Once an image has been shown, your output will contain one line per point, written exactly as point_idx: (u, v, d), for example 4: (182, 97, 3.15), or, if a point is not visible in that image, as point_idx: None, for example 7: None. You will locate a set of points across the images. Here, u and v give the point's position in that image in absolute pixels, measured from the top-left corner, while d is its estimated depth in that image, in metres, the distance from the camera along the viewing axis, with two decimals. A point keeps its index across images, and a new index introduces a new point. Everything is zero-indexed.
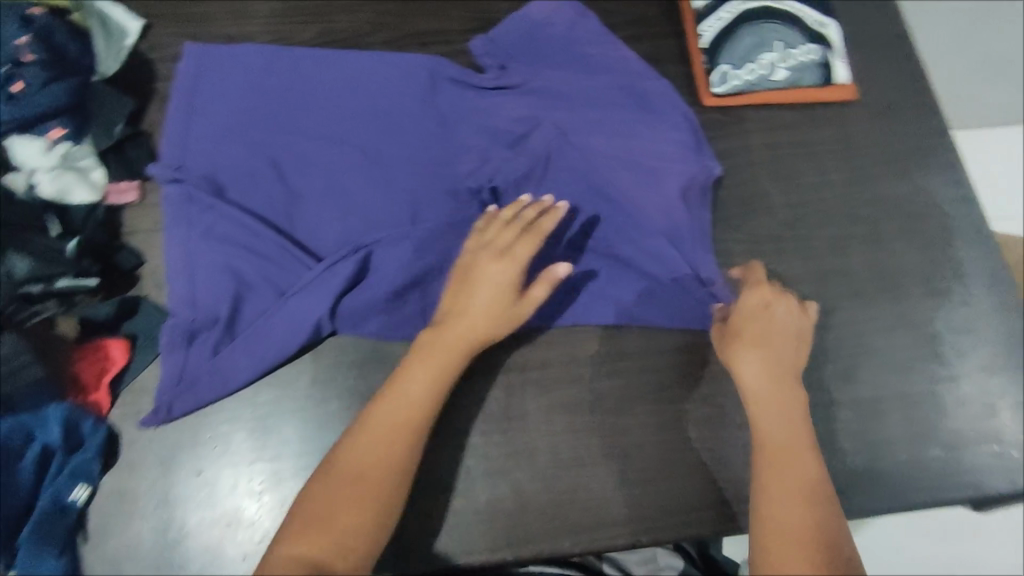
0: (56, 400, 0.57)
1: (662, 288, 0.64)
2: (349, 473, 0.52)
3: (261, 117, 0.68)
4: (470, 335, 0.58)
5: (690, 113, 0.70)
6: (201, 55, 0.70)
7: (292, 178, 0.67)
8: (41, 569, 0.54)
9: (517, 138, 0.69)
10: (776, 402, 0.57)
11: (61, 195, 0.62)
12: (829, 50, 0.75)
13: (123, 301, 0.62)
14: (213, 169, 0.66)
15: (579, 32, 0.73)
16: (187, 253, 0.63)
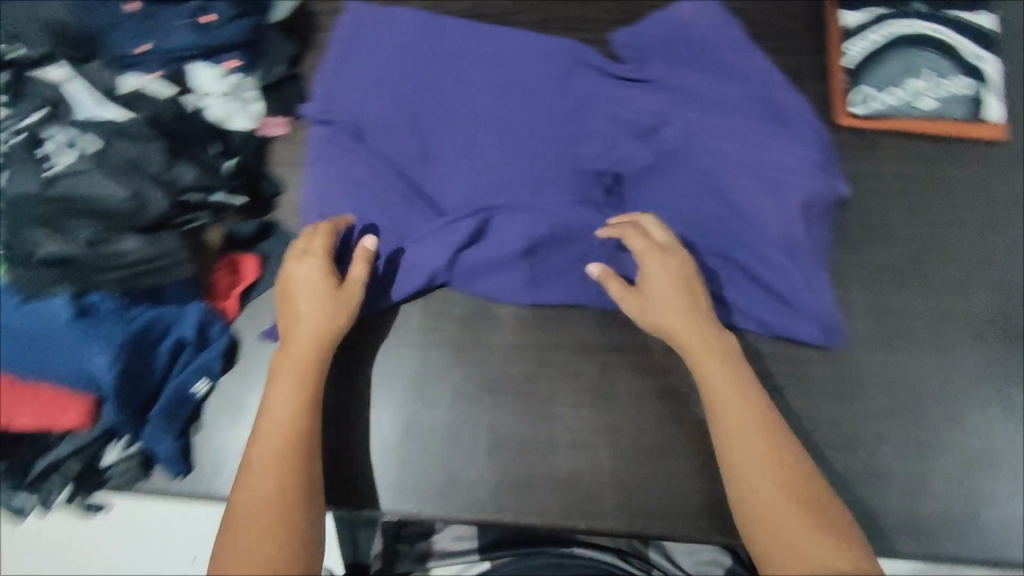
0: (196, 302, 0.61)
1: (768, 297, 0.65)
2: (273, 470, 0.52)
3: (405, 76, 0.72)
4: (309, 336, 0.58)
5: (822, 130, 0.70)
6: (361, 12, 0.74)
7: (426, 136, 0.70)
8: (161, 446, 0.60)
9: (646, 129, 0.69)
10: (719, 383, 0.56)
11: (224, 120, 0.68)
12: (983, 86, 0.72)
13: (262, 224, 0.67)
14: (357, 117, 0.70)
15: (723, 36, 0.73)
16: (324, 190, 0.68)
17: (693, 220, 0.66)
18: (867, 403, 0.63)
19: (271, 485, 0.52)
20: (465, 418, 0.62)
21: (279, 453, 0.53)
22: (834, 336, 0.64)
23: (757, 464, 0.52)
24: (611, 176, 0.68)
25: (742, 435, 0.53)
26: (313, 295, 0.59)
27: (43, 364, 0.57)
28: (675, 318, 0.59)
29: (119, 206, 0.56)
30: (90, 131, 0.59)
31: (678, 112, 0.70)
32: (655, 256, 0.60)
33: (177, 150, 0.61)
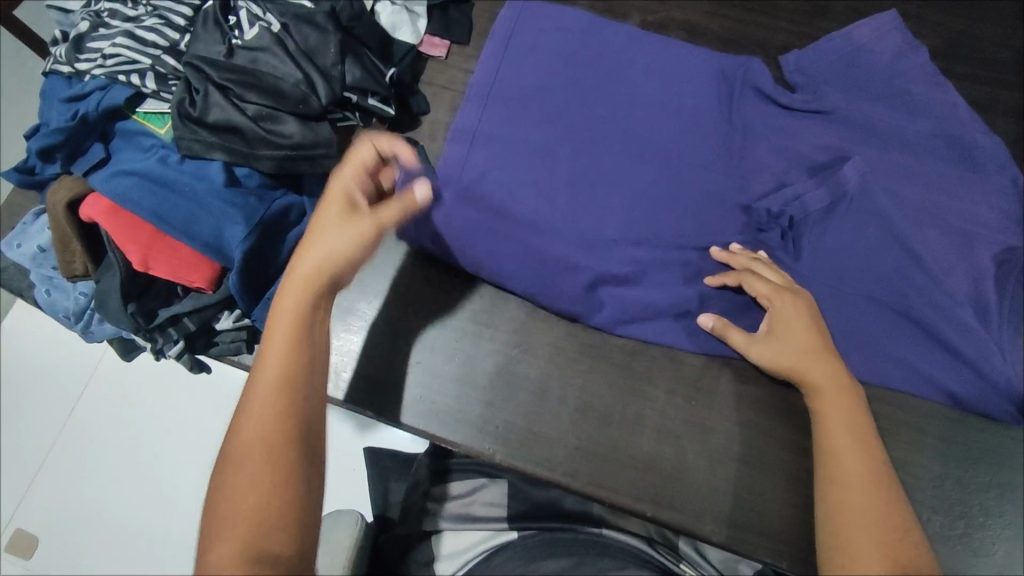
0: None
1: (903, 341, 0.60)
2: (253, 448, 0.43)
3: (569, 81, 0.69)
4: (315, 280, 0.50)
5: (1020, 178, 0.63)
6: (522, 11, 0.72)
7: (584, 145, 0.67)
8: (268, 326, 0.61)
9: (820, 167, 0.65)
10: (848, 441, 0.51)
11: (391, 29, 0.70)
12: None
13: (405, 142, 0.67)
14: (510, 127, 0.68)
15: (915, 53, 0.67)
16: (471, 206, 0.65)
17: (839, 238, 0.63)
18: (980, 472, 0.58)
19: (251, 448, 0.43)
20: (557, 374, 0.62)
21: (269, 413, 0.44)
22: (972, 396, 0.59)
23: (858, 495, 0.48)
24: (787, 220, 0.63)
25: (848, 465, 0.49)
26: (332, 225, 0.51)
27: (186, 220, 0.57)
28: (806, 361, 0.55)
29: (290, 90, 0.58)
30: (275, 10, 0.60)
31: (844, 118, 0.66)
32: (783, 297, 0.57)
33: (347, 46, 0.62)
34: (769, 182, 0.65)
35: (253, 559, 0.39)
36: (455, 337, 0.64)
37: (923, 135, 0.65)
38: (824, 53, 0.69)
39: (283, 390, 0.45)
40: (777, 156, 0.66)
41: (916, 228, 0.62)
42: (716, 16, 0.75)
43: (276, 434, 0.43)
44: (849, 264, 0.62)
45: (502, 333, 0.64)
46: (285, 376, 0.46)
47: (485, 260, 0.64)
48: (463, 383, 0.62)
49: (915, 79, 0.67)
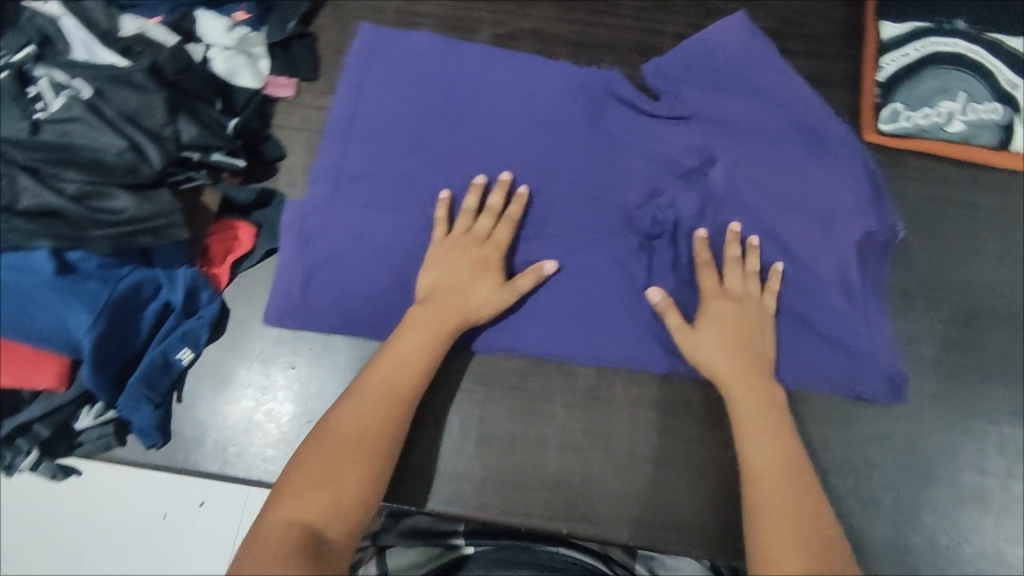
0: (186, 264, 0.59)
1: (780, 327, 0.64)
2: (344, 437, 0.52)
3: (430, 112, 0.68)
4: (451, 320, 0.57)
5: (870, 162, 0.68)
6: (371, 39, 0.70)
7: (452, 174, 0.66)
8: (138, 413, 0.57)
9: (688, 170, 0.67)
10: (766, 431, 0.54)
11: (229, 75, 0.66)
12: (1016, 114, 0.70)
13: (263, 193, 0.64)
14: (370, 167, 0.65)
15: (758, 47, 0.70)
16: (341, 257, 0.63)
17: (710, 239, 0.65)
18: (862, 428, 0.62)
19: (354, 431, 0.52)
20: (457, 409, 0.61)
21: (372, 412, 0.53)
22: (841, 370, 0.63)
23: (784, 519, 0.49)
24: (670, 224, 0.65)
25: (770, 484, 0.51)
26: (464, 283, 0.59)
27: (20, 317, 0.53)
28: (721, 359, 0.57)
29: (115, 160, 0.54)
30: (83, 75, 0.56)
31: (704, 119, 0.68)
32: (722, 301, 0.59)
33: (175, 102, 0.58)
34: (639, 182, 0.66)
35: (307, 533, 0.47)
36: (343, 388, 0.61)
37: (775, 124, 0.68)
38: (678, 56, 0.70)
39: (388, 400, 0.54)
40: (644, 163, 0.67)
41: (775, 219, 0.66)
42: (564, 19, 0.75)
43: (371, 435, 0.52)
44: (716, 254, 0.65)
45: None
46: (393, 398, 0.54)
47: (357, 317, 0.62)
48: None
49: (761, 74, 0.69)
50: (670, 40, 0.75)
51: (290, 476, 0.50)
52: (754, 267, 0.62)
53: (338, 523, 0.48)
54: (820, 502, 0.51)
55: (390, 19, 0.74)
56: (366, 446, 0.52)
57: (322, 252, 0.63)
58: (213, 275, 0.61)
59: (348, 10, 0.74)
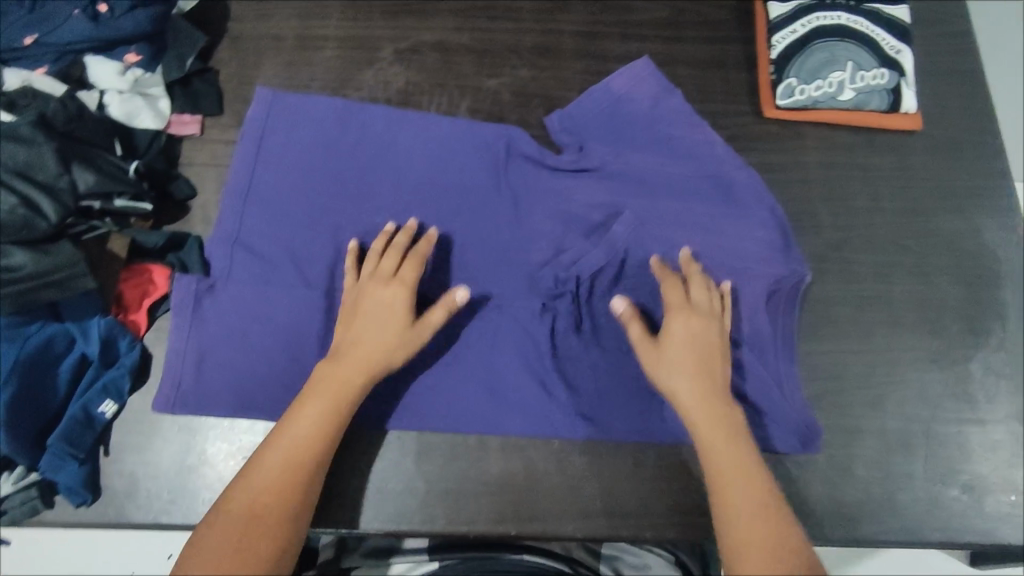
0: (99, 313, 0.58)
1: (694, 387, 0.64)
2: (250, 507, 0.51)
3: (336, 190, 0.67)
4: (358, 374, 0.57)
5: (777, 211, 0.70)
6: (272, 104, 0.69)
7: (355, 241, 0.66)
8: (65, 471, 0.55)
9: (595, 226, 0.69)
10: (723, 442, 0.56)
11: (128, 118, 0.65)
12: (902, 77, 0.74)
13: (174, 235, 0.63)
14: (270, 244, 0.65)
15: (658, 85, 0.72)
16: (239, 347, 0.61)
17: (624, 288, 0.67)
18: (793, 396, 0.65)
19: (262, 499, 0.52)
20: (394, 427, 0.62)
21: (281, 476, 0.53)
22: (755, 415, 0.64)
23: (753, 524, 0.52)
24: (575, 282, 0.66)
25: (738, 493, 0.54)
26: (372, 330, 0.59)
27: None
28: (682, 371, 0.59)
29: (5, 219, 0.53)
30: None
31: (613, 173, 0.70)
32: (684, 316, 0.61)
33: (69, 151, 0.57)
34: (546, 199, 0.69)
35: None
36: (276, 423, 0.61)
37: (682, 171, 0.70)
38: (585, 106, 0.72)
39: (298, 468, 0.54)
40: (552, 220, 0.69)
41: (683, 272, 0.67)
42: (464, 29, 0.76)
43: (281, 504, 0.52)
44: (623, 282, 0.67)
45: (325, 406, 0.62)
46: (298, 462, 0.54)
47: (264, 417, 0.60)
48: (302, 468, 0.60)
49: (663, 117, 0.72)
50: (569, 40, 0.77)
51: (191, 553, 0.50)
52: (709, 284, 0.64)
53: None
54: (781, 511, 0.53)
55: (292, 46, 0.74)
56: (273, 512, 0.52)
57: (227, 309, 0.62)
58: (131, 322, 0.61)
59: (249, 41, 0.74)
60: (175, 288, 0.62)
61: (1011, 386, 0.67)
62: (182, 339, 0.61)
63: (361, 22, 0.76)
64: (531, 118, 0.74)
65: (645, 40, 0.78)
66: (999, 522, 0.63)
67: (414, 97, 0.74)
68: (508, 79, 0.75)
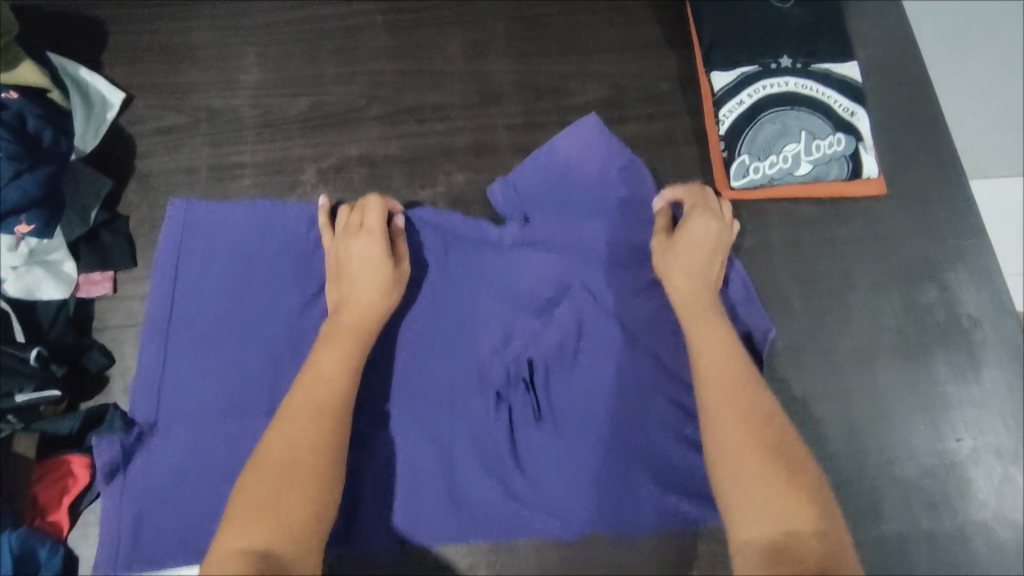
0: (9, 527, 0.52)
1: (672, 470, 0.59)
2: (280, 453, 0.47)
3: (262, 308, 0.62)
4: (365, 313, 0.56)
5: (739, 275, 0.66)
6: (184, 219, 0.63)
7: (288, 361, 0.60)
8: None
9: (545, 304, 0.63)
10: (714, 350, 0.55)
11: (28, 292, 0.59)
12: (859, 142, 0.69)
13: (89, 413, 0.57)
14: (195, 371, 0.60)
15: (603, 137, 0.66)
16: (174, 490, 0.57)
17: (583, 371, 0.61)
18: None
19: (297, 441, 0.48)
20: None
21: (312, 417, 0.49)
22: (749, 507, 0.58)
23: (740, 445, 0.48)
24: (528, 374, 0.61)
25: (724, 408, 0.50)
26: (367, 299, 0.57)
27: None
28: (687, 281, 0.59)
29: None
30: None
31: (559, 246, 0.65)
32: (703, 217, 0.60)
33: None
34: (489, 286, 0.64)
35: (259, 564, 0.42)
36: None
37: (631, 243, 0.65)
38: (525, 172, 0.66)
39: (321, 404, 0.50)
40: (499, 305, 0.63)
41: (641, 350, 0.61)
42: (392, 137, 0.71)
43: (314, 428, 0.49)
44: (580, 369, 0.61)
45: None
46: (315, 423, 0.49)
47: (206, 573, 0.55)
48: None
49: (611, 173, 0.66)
50: (505, 135, 0.72)
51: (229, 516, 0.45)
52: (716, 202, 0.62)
53: (295, 546, 0.44)
54: (780, 424, 0.50)
55: (206, 177, 0.69)
56: (303, 453, 0.48)
57: (154, 459, 0.57)
58: (51, 524, 0.56)
59: (158, 177, 0.69)
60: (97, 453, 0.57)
61: (1002, 461, 0.65)
62: (112, 504, 0.56)
63: (279, 142, 0.71)
64: None
65: None
66: None
67: None
68: (443, 187, 0.70)
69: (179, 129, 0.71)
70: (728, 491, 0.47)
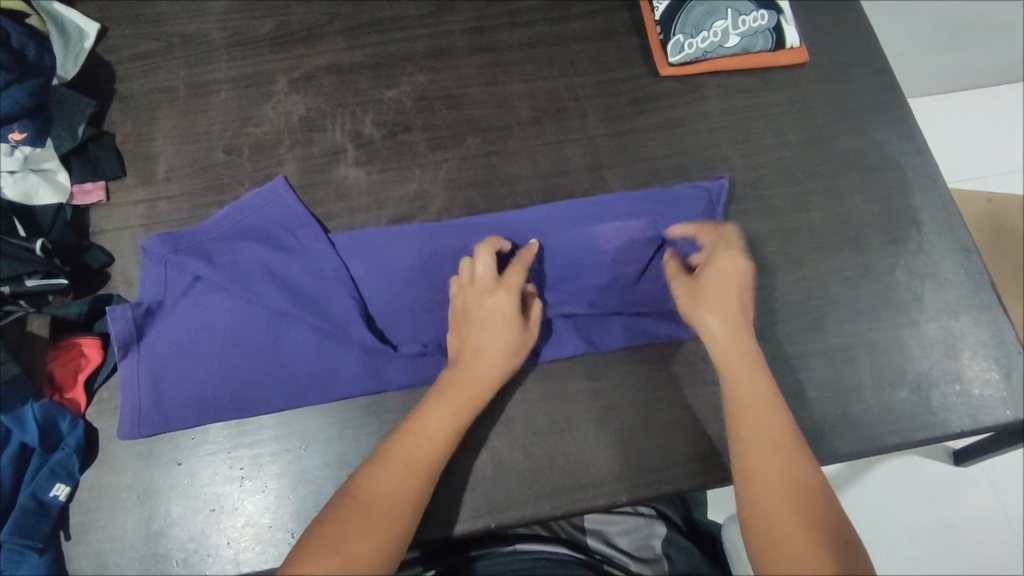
0: (35, 398, 0.57)
1: (644, 305, 0.66)
2: (374, 492, 0.51)
3: (250, 233, 0.66)
4: (493, 376, 0.58)
5: (720, 183, 0.71)
6: (270, 191, 0.67)
7: (287, 237, 0.66)
8: (26, 563, 0.55)
9: (508, 178, 0.71)
10: (760, 416, 0.55)
11: (27, 196, 0.64)
12: (780, 15, 0.76)
13: (95, 300, 0.62)
14: (200, 242, 0.65)
15: (665, 196, 0.70)
16: (185, 346, 0.62)
17: (555, 229, 0.68)
18: None
19: (395, 486, 0.52)
20: (351, 444, 0.61)
21: (412, 466, 0.53)
22: None
23: (796, 530, 0.49)
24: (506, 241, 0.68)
25: (774, 484, 0.52)
26: (492, 359, 0.58)
27: None
28: (733, 330, 0.60)
29: None
30: None
31: (534, 153, 0.72)
32: (729, 255, 0.63)
33: None
34: (460, 164, 0.71)
35: None
36: (240, 462, 0.60)
37: (586, 139, 0.73)
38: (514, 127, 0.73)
39: (435, 448, 0.55)
40: (473, 179, 0.71)
41: (605, 214, 0.69)
42: (355, 47, 0.75)
43: (413, 472, 0.53)
44: (547, 232, 0.68)
45: (283, 432, 0.61)
46: (404, 477, 0.53)
47: (220, 416, 0.60)
48: (271, 499, 0.59)
49: (662, 192, 0.70)
50: (460, 38, 0.76)
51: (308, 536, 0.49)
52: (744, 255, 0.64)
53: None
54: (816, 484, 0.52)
55: (184, 95, 0.73)
56: (402, 490, 0.52)
57: (164, 324, 0.62)
58: (68, 400, 0.60)
59: (138, 98, 0.73)
60: (110, 324, 0.61)
61: (939, 285, 0.70)
62: (130, 366, 0.61)
63: (250, 59, 0.74)
64: (437, 119, 0.73)
65: (533, 24, 0.77)
66: (948, 409, 0.66)
67: (317, 121, 0.72)
68: (407, 87, 0.74)
69: (154, 54, 0.74)
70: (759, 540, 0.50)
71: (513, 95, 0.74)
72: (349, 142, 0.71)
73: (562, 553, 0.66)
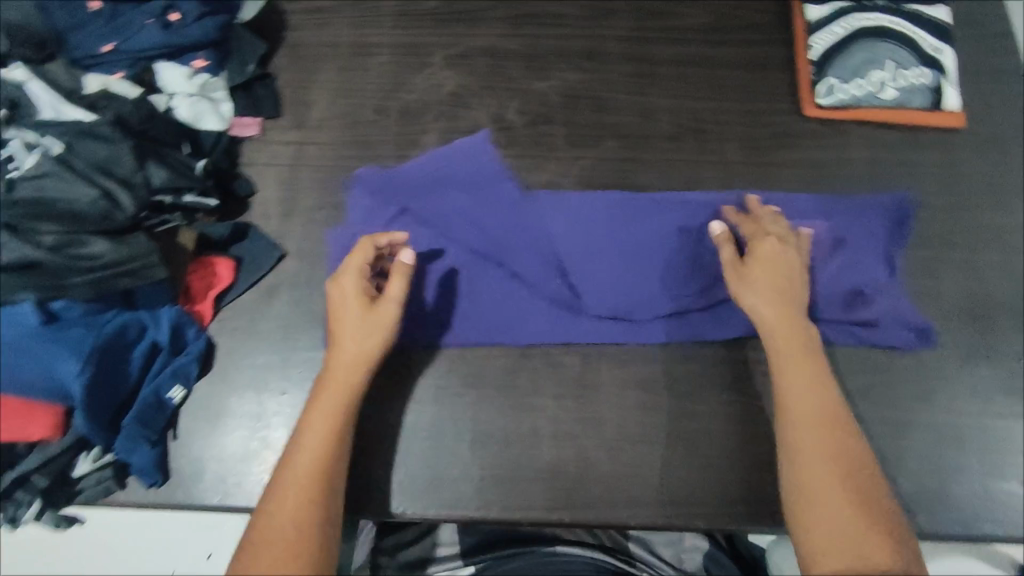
0: (171, 302, 0.61)
1: (830, 303, 0.67)
2: (279, 522, 0.52)
3: (450, 178, 0.70)
4: (354, 367, 0.58)
5: (906, 198, 0.71)
6: (471, 144, 0.71)
7: (483, 186, 0.69)
8: (136, 453, 0.58)
9: (639, 187, 0.71)
10: (812, 428, 0.55)
11: (194, 120, 0.67)
12: (942, 76, 0.75)
13: (235, 226, 0.67)
14: (405, 180, 0.70)
15: (853, 205, 0.71)
16: None
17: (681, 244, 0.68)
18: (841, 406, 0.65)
19: (293, 512, 0.52)
20: (446, 411, 0.63)
21: (307, 488, 0.53)
22: (895, 332, 0.66)
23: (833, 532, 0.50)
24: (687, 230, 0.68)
25: (815, 489, 0.52)
26: (352, 349, 0.58)
27: (9, 369, 0.55)
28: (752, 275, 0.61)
29: (88, 209, 0.57)
30: (51, 132, 0.58)
31: (669, 168, 0.72)
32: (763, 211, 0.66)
33: (145, 150, 0.60)
34: (594, 164, 0.72)
35: None
36: None
37: (721, 163, 0.73)
38: (652, 139, 0.73)
39: (320, 465, 0.54)
40: (605, 181, 0.72)
41: (789, 218, 0.70)
42: (512, 36, 0.78)
43: (306, 493, 0.53)
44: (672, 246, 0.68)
45: (384, 384, 0.63)
46: (306, 497, 0.53)
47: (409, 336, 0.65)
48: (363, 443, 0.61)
49: (853, 200, 0.71)
50: (615, 44, 0.77)
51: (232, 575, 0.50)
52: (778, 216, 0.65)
53: None
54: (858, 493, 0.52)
55: (347, 53, 0.77)
56: (307, 513, 0.52)
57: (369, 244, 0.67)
58: (197, 312, 0.64)
59: (305, 48, 0.77)
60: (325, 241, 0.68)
61: None
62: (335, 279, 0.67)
63: (413, 30, 0.78)
64: (580, 118, 0.74)
65: (688, 43, 0.78)
66: None
67: (464, 99, 0.75)
68: (556, 82, 0.76)
69: (325, 10, 0.79)
70: (798, 507, 0.52)
71: (658, 108, 0.75)
72: (491, 124, 0.74)
73: (604, 560, 0.70)
